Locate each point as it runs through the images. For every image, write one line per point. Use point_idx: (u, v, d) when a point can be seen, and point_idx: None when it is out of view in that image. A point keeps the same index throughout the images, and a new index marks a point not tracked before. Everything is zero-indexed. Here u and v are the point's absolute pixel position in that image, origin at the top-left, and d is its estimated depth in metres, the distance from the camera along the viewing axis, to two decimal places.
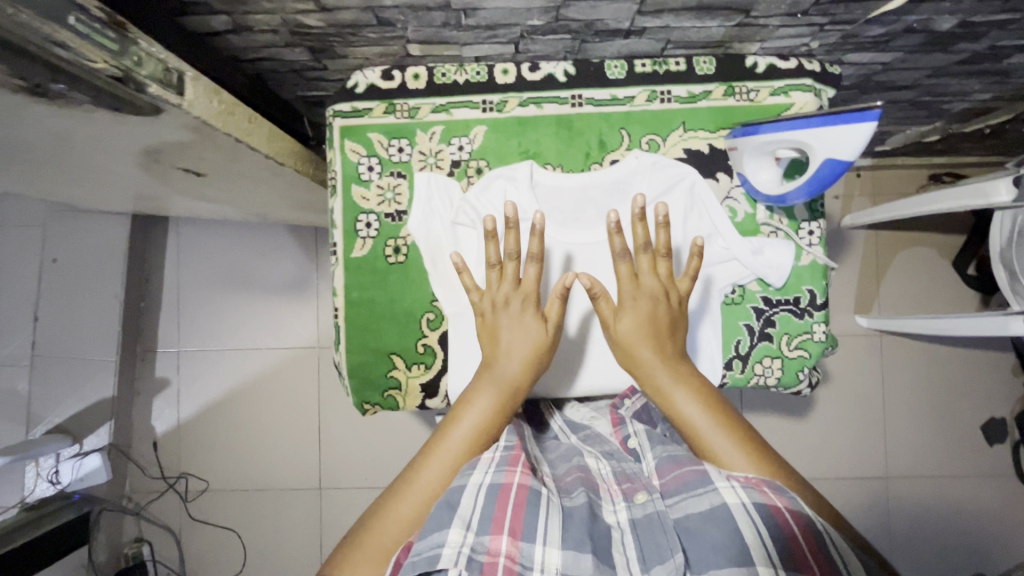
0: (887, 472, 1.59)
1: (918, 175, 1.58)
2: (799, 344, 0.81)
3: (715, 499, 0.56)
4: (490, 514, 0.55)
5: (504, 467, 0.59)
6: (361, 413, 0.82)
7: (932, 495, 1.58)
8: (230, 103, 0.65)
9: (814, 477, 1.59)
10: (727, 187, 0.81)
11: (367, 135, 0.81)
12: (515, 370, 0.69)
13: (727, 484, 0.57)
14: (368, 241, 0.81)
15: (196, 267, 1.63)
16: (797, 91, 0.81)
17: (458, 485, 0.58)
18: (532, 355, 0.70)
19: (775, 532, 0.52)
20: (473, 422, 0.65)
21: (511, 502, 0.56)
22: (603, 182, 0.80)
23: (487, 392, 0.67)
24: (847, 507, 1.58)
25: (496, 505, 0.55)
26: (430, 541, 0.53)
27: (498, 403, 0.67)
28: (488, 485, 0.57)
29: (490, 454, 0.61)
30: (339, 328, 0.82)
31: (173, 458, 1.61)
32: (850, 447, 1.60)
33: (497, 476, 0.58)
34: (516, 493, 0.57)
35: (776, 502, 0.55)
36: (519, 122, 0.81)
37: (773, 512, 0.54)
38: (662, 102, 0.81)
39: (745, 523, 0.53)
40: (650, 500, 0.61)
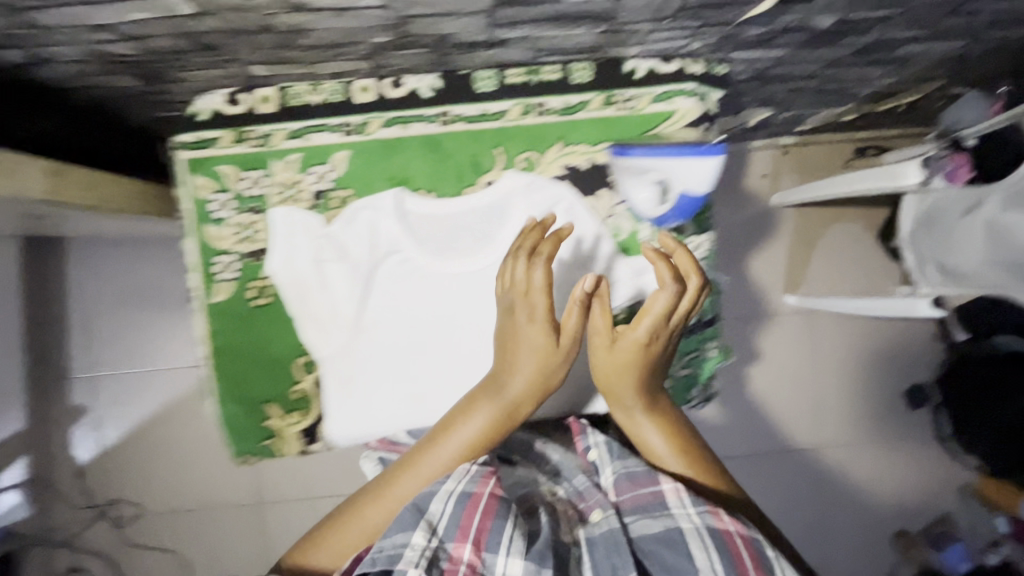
0: (818, 443, 1.64)
1: (844, 150, 1.57)
2: (687, 362, 0.86)
3: (669, 522, 0.60)
4: (457, 522, 0.58)
5: (477, 479, 0.62)
6: (241, 464, 0.78)
7: (859, 462, 1.65)
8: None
9: (753, 453, 1.62)
10: (609, 204, 0.77)
11: (216, 168, 0.74)
12: (517, 388, 0.69)
13: (684, 509, 0.61)
14: (228, 285, 0.75)
15: (101, 285, 1.52)
16: (679, 97, 0.77)
17: (429, 491, 0.62)
18: (540, 371, 0.69)
19: (725, 557, 0.56)
20: (464, 437, 0.68)
21: (479, 510, 0.58)
22: (478, 206, 0.76)
23: (483, 408, 0.68)
24: (784, 479, 1.62)
25: (465, 513, 0.58)
26: (392, 541, 0.58)
27: (493, 420, 0.68)
28: (458, 494, 0.60)
29: (467, 465, 0.64)
30: (207, 376, 0.77)
31: (99, 485, 1.54)
32: (782, 422, 1.63)
33: (470, 485, 0.61)
34: (486, 502, 0.59)
35: (729, 526, 0.59)
36: (385, 145, 0.75)
37: (725, 537, 0.58)
38: (537, 115, 0.76)
39: (698, 545, 0.57)
40: (605, 518, 0.62)
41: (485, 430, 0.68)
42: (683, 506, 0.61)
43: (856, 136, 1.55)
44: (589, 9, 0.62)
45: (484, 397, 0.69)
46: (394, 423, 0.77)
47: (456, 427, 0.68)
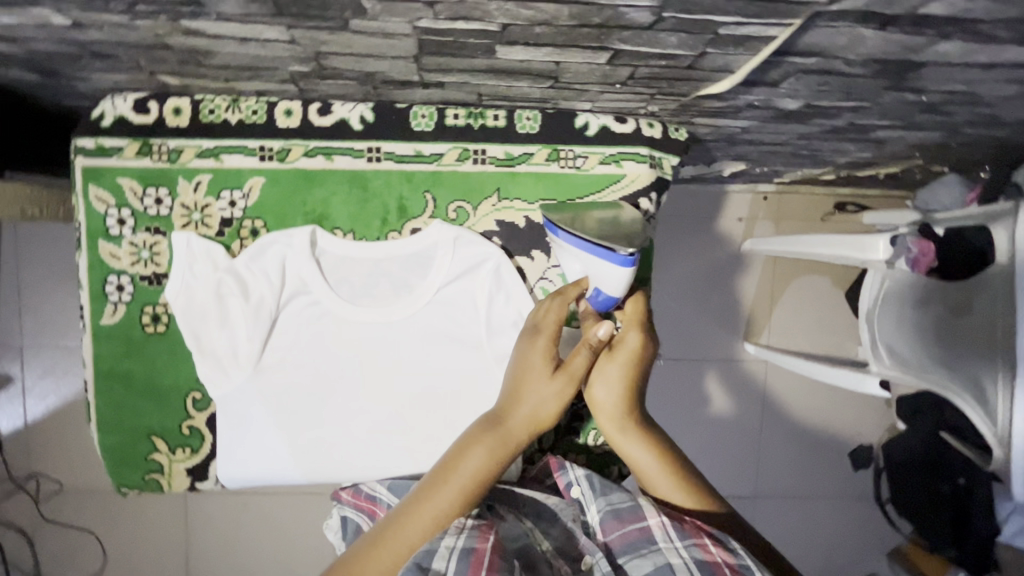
0: (758, 493, 1.63)
1: (823, 203, 1.53)
2: (604, 439, 0.80)
3: (659, 559, 0.57)
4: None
5: (476, 534, 0.57)
6: (121, 496, 0.74)
7: (796, 515, 1.65)
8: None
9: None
10: (542, 267, 0.72)
11: (115, 180, 0.67)
12: (522, 418, 0.61)
13: (672, 543, 0.57)
14: (120, 308, 0.69)
15: (38, 253, 1.45)
16: (630, 161, 0.71)
17: (428, 549, 0.55)
18: (548, 402, 0.62)
19: None
20: (466, 473, 0.60)
21: (483, 567, 0.52)
22: (399, 255, 0.70)
23: (483, 440, 0.61)
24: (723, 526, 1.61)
25: (469, 569, 0.52)
26: None
27: (495, 453, 0.60)
28: (460, 550, 0.54)
29: (462, 521, 0.59)
30: (90, 402, 0.71)
31: (21, 457, 1.50)
32: (726, 469, 1.61)
33: (470, 541, 0.55)
34: (489, 560, 0.53)
35: (717, 557, 0.55)
36: (304, 176, 0.69)
37: (715, 568, 0.54)
38: (475, 162, 0.70)
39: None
40: (596, 565, 0.59)
41: (486, 466, 0.60)
42: (669, 540, 0.58)
43: (839, 192, 1.51)
44: (528, 67, 0.56)
45: (481, 428, 0.61)
46: (285, 471, 0.72)
47: (458, 464, 0.60)
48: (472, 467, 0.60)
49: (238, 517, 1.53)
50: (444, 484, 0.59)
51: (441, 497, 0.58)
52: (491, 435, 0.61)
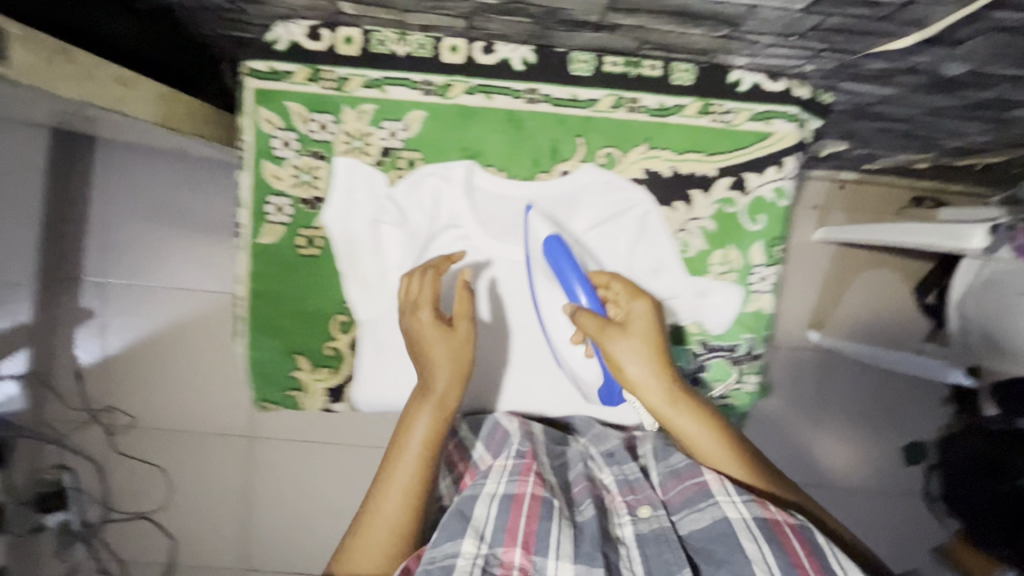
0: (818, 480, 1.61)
1: (900, 196, 1.50)
2: (725, 392, 0.77)
3: (717, 513, 0.57)
4: (503, 525, 0.57)
5: (516, 477, 0.61)
6: (260, 411, 0.77)
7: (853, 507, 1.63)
8: (85, 62, 0.53)
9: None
10: (682, 218, 0.73)
11: (284, 104, 0.70)
12: (447, 383, 0.66)
13: (729, 497, 0.58)
14: (278, 228, 0.72)
15: (117, 196, 1.43)
16: (778, 119, 0.72)
17: (469, 495, 0.60)
18: (458, 360, 0.67)
19: (777, 548, 0.53)
20: (418, 440, 0.64)
21: (524, 513, 0.57)
22: (548, 196, 0.73)
23: (424, 410, 0.65)
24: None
25: (510, 515, 0.57)
26: (443, 551, 0.55)
27: (436, 420, 0.65)
28: (500, 496, 0.59)
29: (503, 463, 0.63)
30: (240, 317, 0.75)
31: None
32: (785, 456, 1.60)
33: (510, 485, 0.60)
34: (529, 504, 0.58)
35: (778, 516, 0.56)
36: (463, 112, 0.71)
37: (774, 526, 0.55)
38: (628, 111, 0.72)
39: (747, 537, 0.54)
40: (655, 515, 0.60)
41: (434, 430, 0.65)
42: (727, 494, 0.58)
43: (918, 185, 1.49)
44: (719, 11, 0.57)
45: (418, 401, 0.66)
46: (419, 395, 0.75)
47: (407, 436, 0.64)
48: (421, 433, 0.64)
49: None
50: (402, 457, 0.64)
51: (403, 468, 0.63)
52: (427, 401, 0.65)
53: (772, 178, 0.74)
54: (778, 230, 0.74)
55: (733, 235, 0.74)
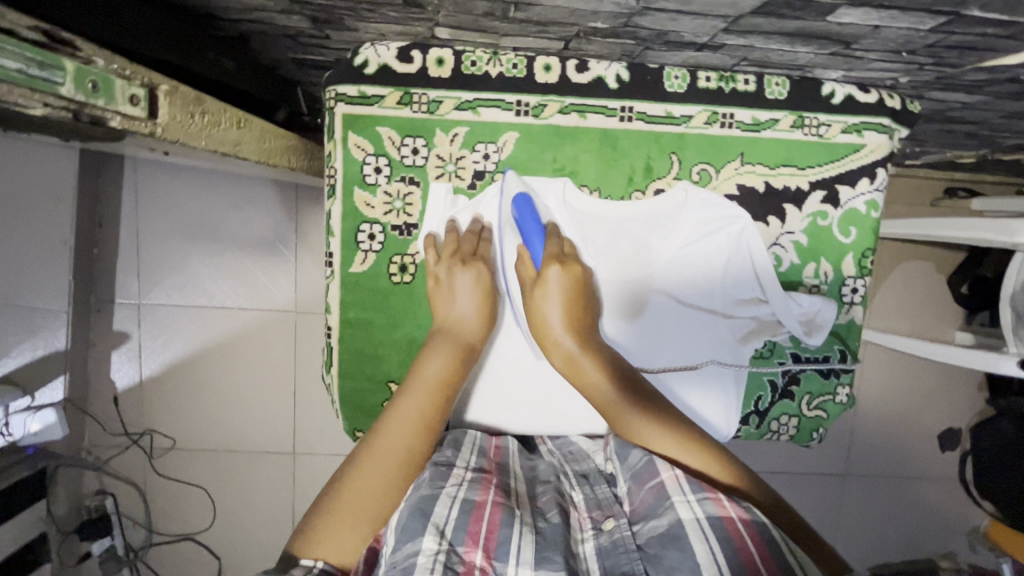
0: (881, 473, 1.56)
1: (934, 187, 1.47)
2: (817, 404, 0.78)
3: (671, 514, 0.50)
4: (465, 527, 0.49)
5: (478, 486, 0.55)
6: (353, 440, 0.76)
7: (915, 502, 1.58)
8: (214, 111, 0.57)
9: (797, 471, 1.54)
10: (776, 233, 0.73)
11: (375, 129, 0.68)
12: (470, 325, 0.69)
13: (683, 497, 0.51)
14: (370, 257, 0.71)
15: (156, 211, 1.41)
16: (871, 131, 0.72)
17: (428, 494, 0.53)
18: (483, 297, 0.69)
19: (728, 545, 0.46)
20: (434, 373, 0.64)
21: (485, 518, 0.50)
22: (644, 214, 0.72)
23: (443, 346, 0.66)
24: (825, 504, 1.56)
25: (471, 518, 0.50)
26: (404, 552, 0.47)
27: (455, 356, 0.66)
28: (462, 500, 0.52)
29: (461, 472, 0.57)
30: (331, 349, 0.73)
31: (135, 414, 1.49)
32: (845, 454, 1.55)
33: (471, 492, 0.53)
34: (490, 511, 0.51)
35: (728, 512, 0.49)
36: (557, 133, 0.70)
37: (728, 527, 0.48)
38: (722, 126, 0.71)
39: (698, 537, 0.47)
40: (618, 527, 0.52)
41: (450, 367, 0.65)
42: (681, 494, 0.52)
43: (952, 176, 1.47)
44: (838, 31, 0.56)
45: (438, 339, 0.67)
46: (517, 417, 0.75)
47: (424, 365, 0.65)
48: (436, 370, 0.64)
49: None
50: (417, 388, 0.63)
51: (418, 399, 0.62)
52: (447, 341, 0.67)
53: (866, 190, 0.73)
54: (870, 241, 0.74)
55: (826, 248, 0.74)
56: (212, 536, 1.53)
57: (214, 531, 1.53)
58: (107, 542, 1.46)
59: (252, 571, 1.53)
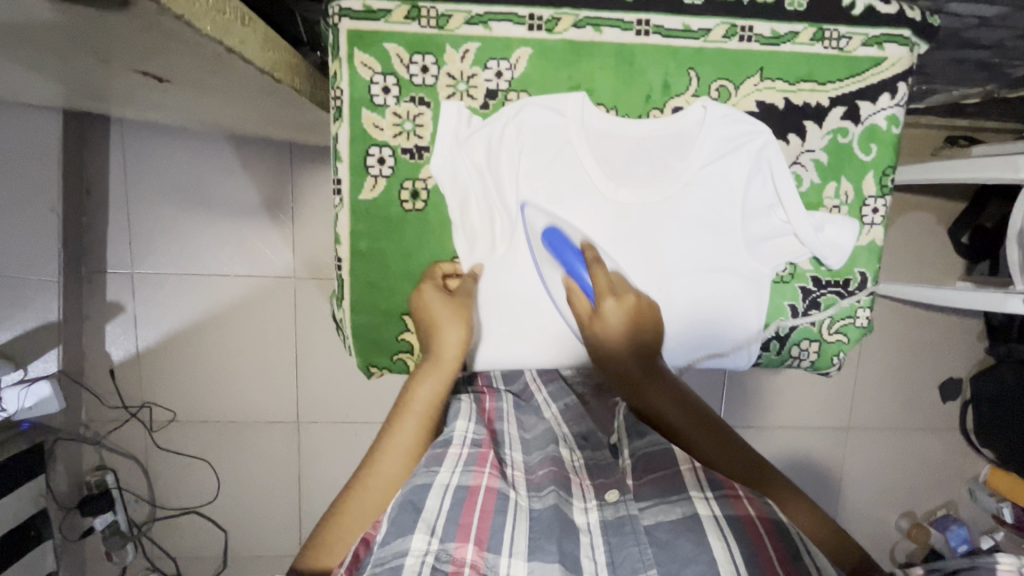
0: (885, 424, 1.57)
1: (936, 136, 1.47)
2: (839, 327, 0.77)
3: (687, 509, 0.50)
4: (456, 520, 0.49)
5: (471, 468, 0.54)
6: (366, 376, 0.74)
7: (919, 453, 1.59)
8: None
9: (803, 425, 1.54)
10: (795, 151, 0.72)
11: (382, 46, 0.65)
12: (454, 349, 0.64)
13: (700, 493, 0.51)
14: (380, 182, 0.68)
15: (146, 177, 1.37)
16: (891, 43, 0.70)
17: (421, 485, 0.52)
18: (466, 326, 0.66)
19: (745, 544, 0.46)
20: (424, 399, 0.61)
21: (477, 508, 0.50)
22: (661, 133, 0.69)
23: (432, 374, 0.63)
24: (830, 457, 1.57)
25: (462, 510, 0.50)
26: (392, 549, 0.46)
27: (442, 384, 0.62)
28: (454, 488, 0.52)
29: (458, 451, 0.56)
30: (342, 280, 0.71)
31: (133, 386, 1.45)
32: (850, 406, 1.55)
33: (465, 477, 0.53)
34: (483, 499, 0.51)
35: (748, 510, 0.49)
36: (572, 48, 0.67)
37: (746, 523, 0.48)
38: (741, 40, 0.69)
39: (715, 535, 0.47)
40: (622, 501, 0.54)
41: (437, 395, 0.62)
42: (699, 490, 0.52)
43: (954, 124, 1.46)
44: None
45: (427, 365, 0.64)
46: (536, 347, 0.73)
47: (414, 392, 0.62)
48: (426, 397, 0.61)
49: (358, 446, 1.50)
50: (407, 416, 0.60)
51: (407, 426, 0.59)
52: (435, 365, 0.63)
53: (886, 106, 0.71)
54: (890, 159, 0.73)
55: (846, 166, 0.72)
56: (216, 509, 1.51)
57: (219, 503, 1.51)
58: (110, 518, 1.45)
59: (259, 542, 1.52)
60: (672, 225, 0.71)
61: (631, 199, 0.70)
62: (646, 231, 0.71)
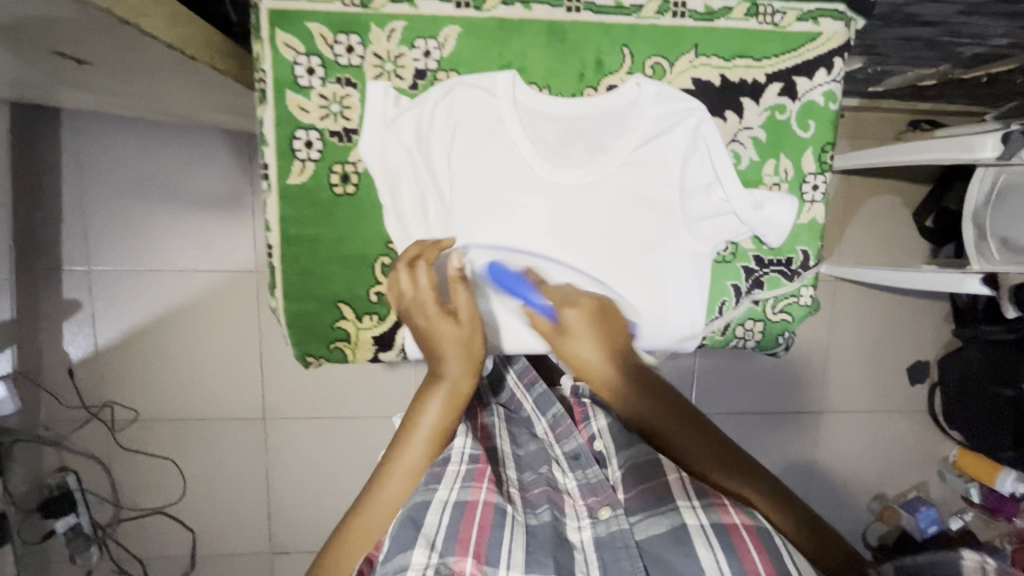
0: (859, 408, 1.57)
1: (899, 121, 1.47)
2: (782, 307, 0.77)
3: (675, 518, 0.54)
4: (455, 534, 0.52)
5: (469, 481, 0.56)
6: (304, 366, 0.73)
7: (902, 440, 1.57)
8: None
9: (778, 412, 1.53)
10: (733, 129, 0.71)
11: (304, 25, 0.63)
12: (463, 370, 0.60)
13: (688, 503, 0.55)
14: (308, 165, 0.66)
15: (100, 170, 1.32)
16: (826, 18, 0.69)
17: (421, 502, 0.54)
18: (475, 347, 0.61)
19: (731, 557, 0.50)
20: (432, 420, 0.59)
21: (476, 522, 0.53)
22: (596, 113, 0.68)
23: (439, 394, 0.60)
24: (807, 444, 1.56)
25: (460, 524, 0.52)
26: (393, 565, 0.49)
27: (450, 406, 0.60)
28: (452, 503, 0.54)
29: (455, 468, 0.57)
30: (274, 268, 0.69)
31: (94, 385, 1.40)
32: (828, 391, 1.55)
33: (463, 493, 0.55)
34: (481, 513, 0.53)
35: (733, 518, 0.53)
36: (501, 25, 0.65)
37: (731, 533, 0.52)
38: (674, 16, 0.67)
39: (702, 544, 0.51)
40: (613, 517, 0.57)
41: (444, 417, 0.59)
42: (687, 500, 0.56)
43: (915, 109, 1.46)
44: None
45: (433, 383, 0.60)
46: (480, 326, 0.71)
47: (423, 413, 0.59)
48: (433, 419, 0.59)
49: (323, 440, 1.47)
50: (413, 437, 0.58)
51: (413, 451, 0.58)
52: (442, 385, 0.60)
53: (823, 81, 0.71)
54: (829, 135, 0.72)
55: (785, 143, 0.72)
56: (183, 508, 1.48)
57: (188, 502, 1.48)
58: (72, 520, 1.39)
59: (230, 541, 1.50)
60: (609, 207, 0.70)
61: (568, 179, 0.69)
62: (583, 212, 0.70)
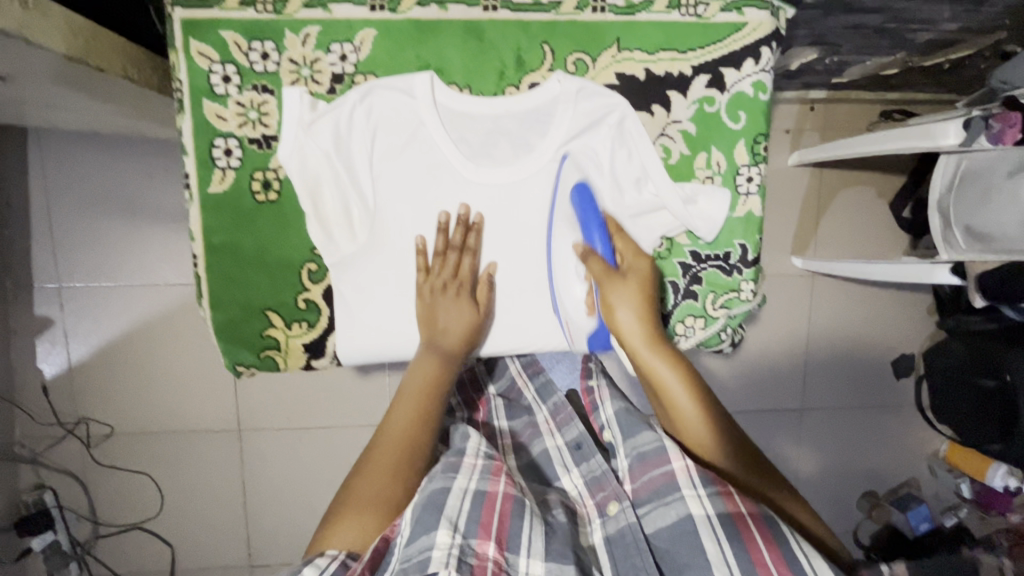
0: (862, 403, 1.50)
1: (868, 113, 1.41)
2: (724, 303, 0.76)
3: (681, 509, 0.55)
4: (476, 518, 0.55)
5: (488, 477, 0.61)
6: (236, 376, 0.73)
7: (899, 433, 1.53)
8: None
9: (777, 410, 1.47)
10: (662, 123, 0.70)
11: (217, 34, 0.63)
12: (452, 326, 0.69)
13: (693, 490, 0.56)
14: (228, 174, 0.66)
15: (66, 181, 1.25)
16: (750, 7, 0.68)
17: (439, 488, 0.58)
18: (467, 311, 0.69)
19: (737, 545, 0.51)
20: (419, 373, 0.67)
21: (497, 509, 0.57)
22: (520, 111, 0.68)
23: (427, 351, 0.68)
24: (808, 443, 1.50)
25: (482, 510, 0.56)
26: (419, 545, 0.52)
27: (436, 362, 0.67)
28: (473, 491, 0.58)
29: (472, 461, 0.62)
30: (198, 277, 0.69)
31: (68, 400, 1.32)
32: (827, 388, 1.48)
33: (482, 483, 0.59)
34: (501, 503, 0.57)
35: (738, 506, 0.54)
36: (417, 27, 0.65)
37: (735, 522, 0.53)
38: (594, 11, 0.67)
39: (707, 535, 0.53)
40: (621, 511, 0.60)
41: (431, 371, 0.67)
42: (691, 487, 0.56)
43: (885, 98, 1.40)
44: None
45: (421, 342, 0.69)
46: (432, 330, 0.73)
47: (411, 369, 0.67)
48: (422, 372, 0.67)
49: (293, 456, 1.40)
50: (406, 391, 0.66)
51: (405, 401, 0.65)
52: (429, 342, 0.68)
53: (751, 72, 0.70)
54: (761, 126, 0.71)
55: (715, 135, 0.71)
56: (162, 524, 1.40)
57: (165, 517, 1.40)
58: (50, 537, 1.33)
59: (208, 562, 1.42)
60: (536, 208, 0.70)
61: (493, 179, 0.69)
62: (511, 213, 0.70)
